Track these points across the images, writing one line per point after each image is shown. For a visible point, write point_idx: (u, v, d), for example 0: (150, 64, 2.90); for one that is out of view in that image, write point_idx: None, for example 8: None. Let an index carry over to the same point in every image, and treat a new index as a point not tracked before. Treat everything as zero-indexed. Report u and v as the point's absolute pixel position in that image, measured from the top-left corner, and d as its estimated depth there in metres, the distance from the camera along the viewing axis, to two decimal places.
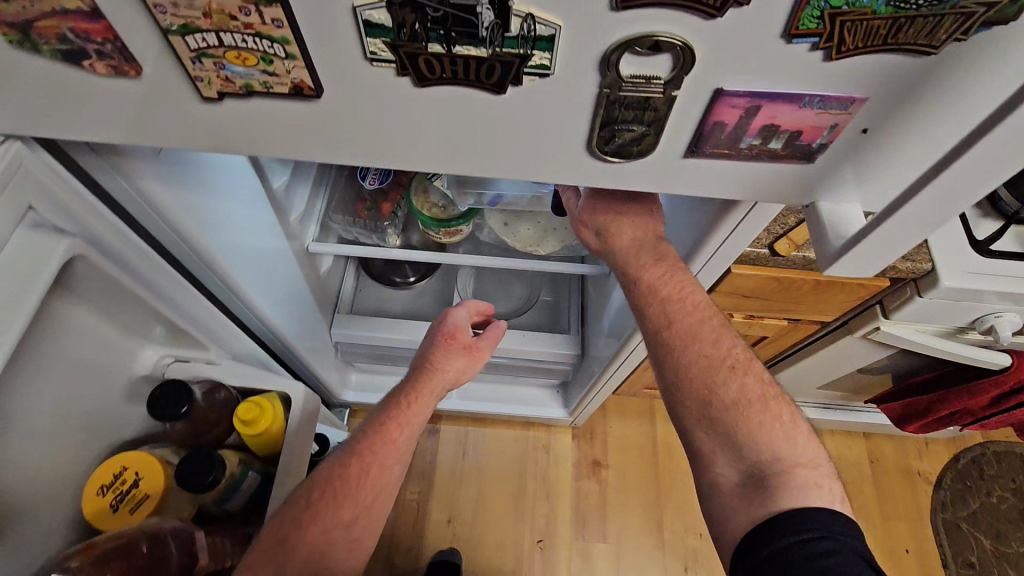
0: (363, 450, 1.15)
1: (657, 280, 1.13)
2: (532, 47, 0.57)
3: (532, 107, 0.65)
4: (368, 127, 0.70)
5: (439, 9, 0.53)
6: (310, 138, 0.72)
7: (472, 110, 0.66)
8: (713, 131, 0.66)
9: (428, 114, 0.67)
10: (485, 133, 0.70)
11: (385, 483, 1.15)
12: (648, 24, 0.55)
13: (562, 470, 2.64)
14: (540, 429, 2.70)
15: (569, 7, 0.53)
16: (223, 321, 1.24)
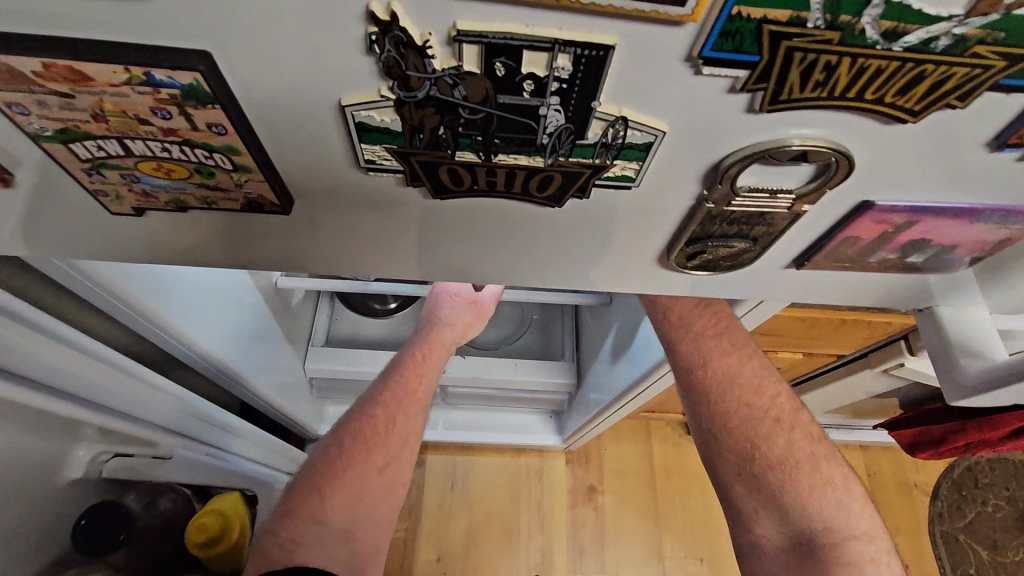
0: (387, 394, 0.86)
1: (689, 311, 0.75)
2: (614, 157, 0.38)
3: (600, 216, 0.46)
4: (364, 238, 0.50)
5: (481, 111, 0.34)
6: (281, 252, 0.52)
7: (512, 220, 0.47)
8: (838, 245, 0.48)
9: (444, 224, 0.48)
10: (520, 243, 0.50)
11: (416, 429, 0.86)
12: (795, 129, 0.36)
13: (558, 508, 1.76)
14: (531, 455, 1.81)
15: (686, 105, 0.34)
16: (187, 407, 0.90)
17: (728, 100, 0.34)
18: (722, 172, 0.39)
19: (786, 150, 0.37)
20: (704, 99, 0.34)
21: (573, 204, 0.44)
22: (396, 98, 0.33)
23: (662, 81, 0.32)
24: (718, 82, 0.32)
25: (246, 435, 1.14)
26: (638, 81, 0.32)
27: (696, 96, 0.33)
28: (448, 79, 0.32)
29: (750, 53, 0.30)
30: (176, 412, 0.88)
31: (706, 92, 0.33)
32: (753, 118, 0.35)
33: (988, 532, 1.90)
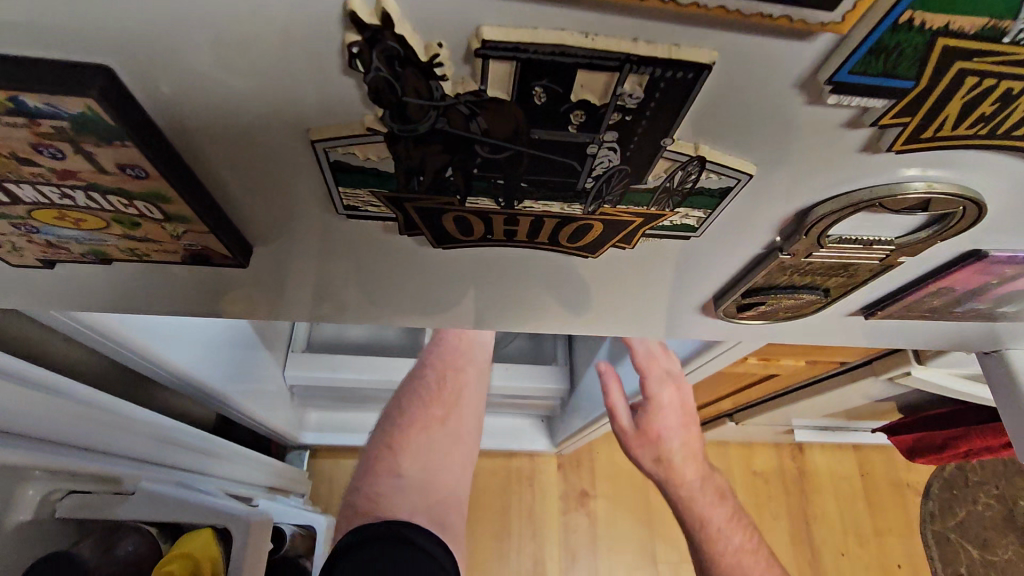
0: (435, 351, 0.84)
1: (724, 523, 0.83)
2: (675, 204, 0.29)
3: (644, 266, 0.37)
4: (346, 285, 0.40)
5: (507, 148, 0.24)
6: (244, 303, 0.42)
7: (532, 269, 0.37)
8: (922, 295, 0.40)
9: (445, 273, 0.38)
10: (537, 291, 0.41)
11: (476, 381, 0.84)
12: (917, 172, 0.27)
13: (552, 517, 1.53)
14: (523, 459, 1.56)
15: (788, 143, 0.25)
16: (181, 434, 0.75)
17: (845, 137, 0.25)
18: (813, 221, 0.30)
19: (901, 197, 0.28)
20: (813, 135, 0.25)
21: (611, 254, 0.35)
22: (388, 133, 0.23)
23: (764, 112, 0.23)
24: (840, 115, 0.23)
25: (242, 459, 0.99)
26: (730, 112, 0.23)
27: (804, 131, 0.24)
28: (462, 108, 0.22)
29: (903, 79, 0.21)
30: (174, 444, 0.73)
31: (819, 126, 0.24)
32: (871, 159, 0.26)
33: (978, 529, 1.60)
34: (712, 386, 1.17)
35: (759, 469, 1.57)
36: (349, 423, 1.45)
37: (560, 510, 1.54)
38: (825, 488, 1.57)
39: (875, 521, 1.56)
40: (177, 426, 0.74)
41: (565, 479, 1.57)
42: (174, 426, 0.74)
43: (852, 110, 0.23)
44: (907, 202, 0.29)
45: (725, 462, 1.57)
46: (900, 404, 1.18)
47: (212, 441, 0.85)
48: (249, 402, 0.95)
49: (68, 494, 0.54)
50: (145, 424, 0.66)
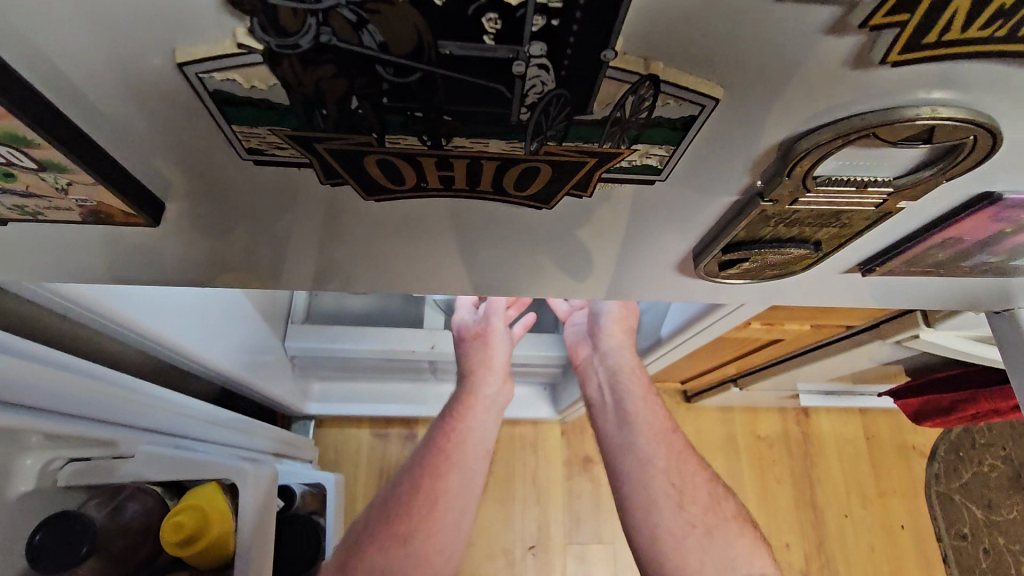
0: (421, 459, 0.84)
1: (678, 451, 0.84)
2: (632, 140, 0.25)
3: (626, 223, 0.33)
4: (320, 255, 0.37)
5: (416, 69, 0.20)
6: (232, 279, 0.40)
7: (494, 229, 0.34)
8: (926, 249, 0.36)
9: (388, 236, 0.34)
10: (497, 253, 0.37)
11: (461, 487, 0.82)
12: (921, 93, 0.23)
13: (555, 483, 1.52)
14: (526, 426, 1.55)
15: (763, 59, 0.21)
16: (189, 409, 0.72)
17: (834, 48, 0.20)
18: (797, 158, 0.26)
19: (900, 126, 0.24)
20: (792, 46, 0.20)
21: (569, 206, 0.31)
22: (268, 49, 0.19)
23: (728, 11, 0.19)
24: (820, 16, 0.19)
25: (247, 430, 0.95)
26: (686, 14, 0.19)
27: (780, 40, 0.20)
28: (346, 13, 0.18)
29: None
30: (183, 416, 0.70)
31: (797, 34, 0.20)
32: (864, 79, 0.22)
33: (981, 491, 1.56)
34: (713, 352, 1.14)
35: (765, 434, 1.55)
36: (354, 394, 1.43)
37: (564, 476, 1.53)
38: (830, 452, 1.55)
39: (879, 483, 1.54)
40: (181, 402, 0.71)
41: (568, 445, 1.55)
42: (178, 397, 0.71)
43: (836, 7, 0.19)
44: (908, 133, 0.24)
45: (727, 429, 1.55)
46: (910, 367, 1.13)
47: (220, 419, 0.82)
48: (253, 376, 0.92)
49: (70, 463, 0.48)
50: (143, 395, 0.61)
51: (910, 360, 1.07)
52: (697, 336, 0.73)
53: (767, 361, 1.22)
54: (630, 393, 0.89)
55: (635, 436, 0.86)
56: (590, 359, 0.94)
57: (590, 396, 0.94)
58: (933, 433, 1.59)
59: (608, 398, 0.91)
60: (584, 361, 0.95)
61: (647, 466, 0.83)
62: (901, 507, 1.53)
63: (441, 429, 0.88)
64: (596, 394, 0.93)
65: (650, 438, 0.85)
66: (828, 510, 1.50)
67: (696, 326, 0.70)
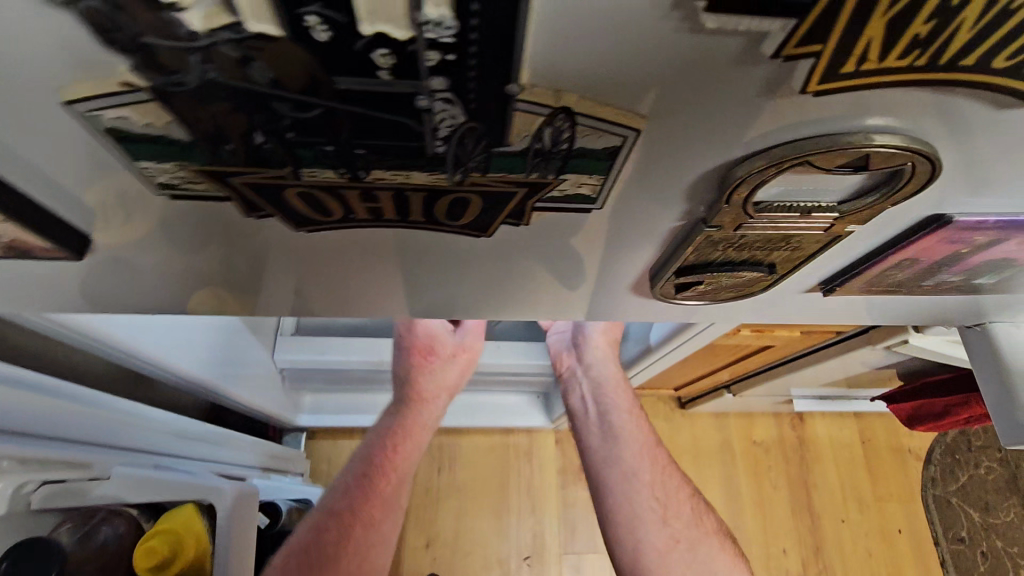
0: (341, 500, 0.73)
1: (661, 465, 0.83)
2: (559, 170, 0.24)
3: (587, 245, 0.31)
4: (284, 284, 0.36)
5: (315, 105, 0.19)
6: (209, 295, 0.38)
7: (440, 256, 0.33)
8: (884, 269, 0.35)
9: (329, 263, 0.33)
10: (447, 280, 0.36)
11: (381, 515, 0.75)
12: (852, 120, 0.22)
13: (552, 491, 1.38)
14: (520, 434, 1.41)
15: (682, 88, 0.20)
16: (166, 424, 0.70)
17: (753, 79, 0.19)
18: (733, 185, 0.25)
19: (835, 153, 0.23)
20: (709, 76, 0.19)
21: (510, 234, 0.30)
22: (155, 88, 0.18)
23: (635, 44, 0.18)
24: (733, 48, 0.18)
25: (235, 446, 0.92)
26: (591, 48, 0.18)
27: (697, 70, 0.19)
28: (229, 50, 0.17)
29: None
30: (158, 433, 0.68)
31: (712, 65, 0.19)
32: (791, 108, 0.21)
33: (979, 493, 1.54)
34: (703, 359, 1.12)
35: (760, 438, 1.53)
36: (344, 405, 1.40)
37: (559, 484, 1.39)
38: (825, 457, 1.53)
39: (875, 488, 1.52)
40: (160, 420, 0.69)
41: (564, 456, 1.40)
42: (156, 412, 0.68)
43: (748, 40, 0.18)
44: (844, 160, 0.23)
45: (722, 434, 1.53)
46: (900, 372, 1.12)
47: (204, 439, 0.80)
48: (241, 390, 0.89)
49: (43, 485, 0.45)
50: (122, 417, 0.60)
51: (900, 365, 1.06)
52: (682, 344, 0.72)
53: (757, 367, 1.21)
54: (615, 406, 0.88)
55: (620, 449, 0.84)
56: (573, 369, 0.93)
57: (572, 406, 0.92)
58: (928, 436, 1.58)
59: (591, 409, 0.89)
60: (567, 370, 0.94)
61: (632, 479, 0.81)
62: (896, 510, 1.51)
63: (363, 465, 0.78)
64: (579, 405, 0.91)
65: (637, 454, 0.83)
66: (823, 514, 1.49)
67: (678, 336, 0.68)
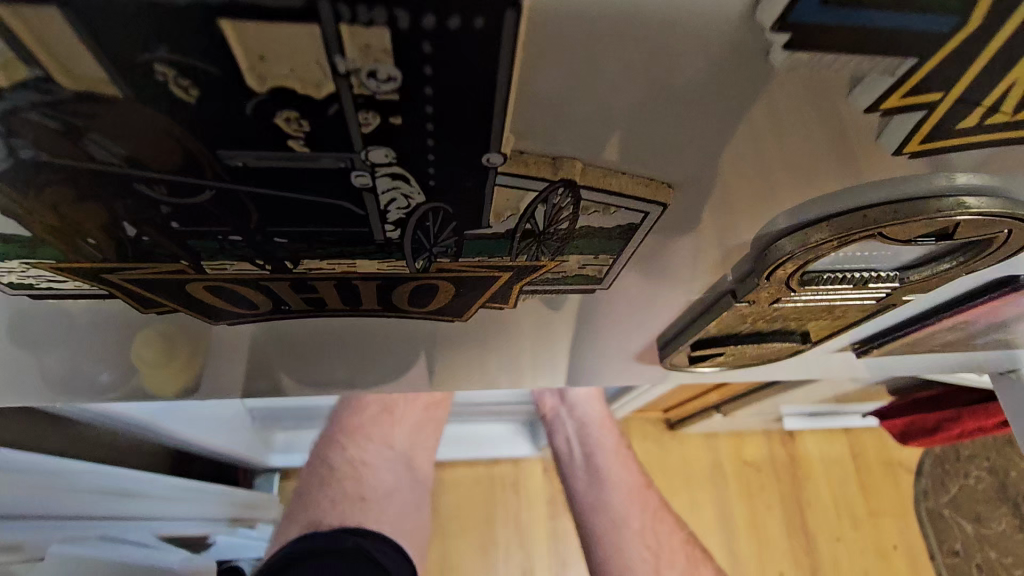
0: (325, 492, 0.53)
1: (654, 508, 0.70)
2: (555, 251, 0.18)
3: (572, 328, 0.26)
4: (235, 361, 0.26)
5: (203, 187, 0.13)
6: (150, 339, 0.23)
7: (412, 345, 0.26)
8: (929, 333, 0.30)
9: (263, 356, 0.26)
10: (410, 370, 0.29)
11: (417, 424, 0.59)
12: (939, 179, 0.17)
13: (538, 522, 0.97)
14: (505, 463, 0.98)
15: (739, 140, 0.14)
16: (60, 477, 0.42)
17: (837, 120, 0.14)
18: (778, 261, 0.19)
19: (916, 223, 0.18)
20: (778, 124, 0.14)
21: (492, 317, 0.24)
22: None
23: (690, 86, 0.12)
24: (820, 86, 0.13)
25: (212, 498, 0.67)
26: (636, 87, 0.12)
27: (763, 118, 0.13)
28: (43, 118, 0.11)
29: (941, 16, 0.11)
30: (43, 489, 0.40)
31: (785, 109, 0.13)
32: (877, 161, 0.15)
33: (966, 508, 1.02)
34: None
35: (750, 457, 1.03)
36: None
37: (547, 515, 0.97)
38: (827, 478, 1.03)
39: (869, 500, 1.03)
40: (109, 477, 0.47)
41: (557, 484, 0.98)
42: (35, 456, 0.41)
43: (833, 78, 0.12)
44: (924, 231, 0.18)
45: (711, 456, 1.02)
46: None
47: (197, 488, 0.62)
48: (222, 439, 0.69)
49: None
50: None
51: None
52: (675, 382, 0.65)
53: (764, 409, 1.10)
54: (602, 448, 0.73)
55: (607, 492, 0.70)
56: (556, 408, 0.75)
57: (556, 447, 0.75)
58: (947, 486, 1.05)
59: (577, 452, 0.74)
60: (551, 408, 0.76)
61: (622, 529, 0.67)
62: (892, 523, 1.02)
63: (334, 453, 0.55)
64: (562, 447, 0.75)
65: (625, 498, 0.69)
66: (820, 536, 1.00)
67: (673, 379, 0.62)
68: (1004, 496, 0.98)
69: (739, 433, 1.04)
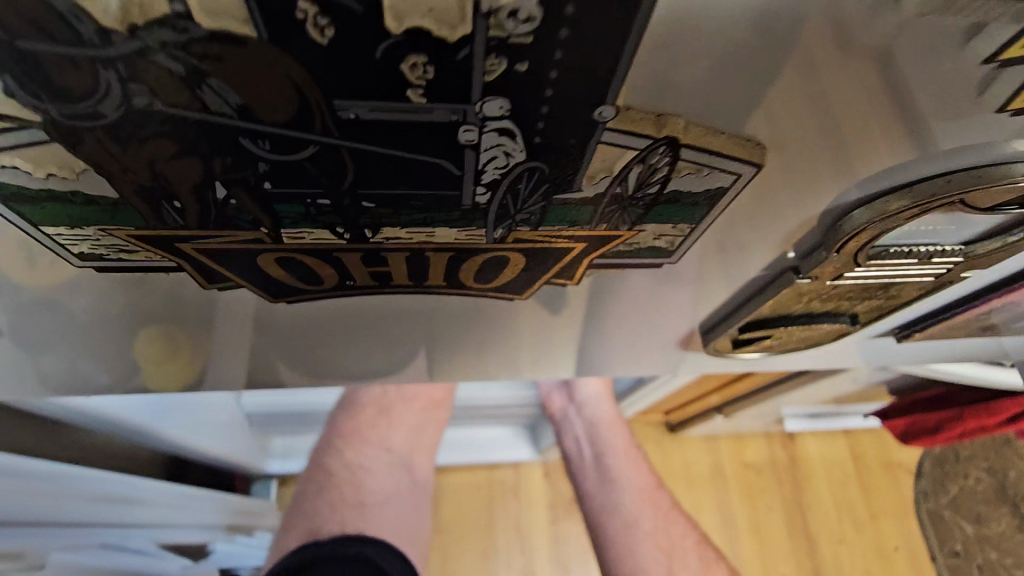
0: (327, 499, 0.52)
1: (667, 508, 0.69)
2: (635, 221, 0.18)
3: (608, 313, 0.24)
4: (236, 361, 0.25)
5: (306, 143, 0.13)
6: (154, 337, 0.23)
7: (442, 330, 0.25)
8: (975, 315, 0.30)
9: (301, 350, 0.25)
10: (450, 366, 0.28)
11: (417, 425, 0.58)
12: (1021, 145, 0.17)
13: (538, 526, 0.96)
14: (507, 467, 0.98)
15: (806, 109, 0.14)
16: (59, 481, 0.40)
17: (896, 88, 0.14)
18: (851, 233, 0.19)
19: (997, 189, 0.17)
20: (838, 92, 0.14)
21: (553, 300, 0.23)
22: (53, 119, 0.12)
23: (756, 51, 0.12)
24: (884, 46, 0.13)
25: (208, 504, 0.65)
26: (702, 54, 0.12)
27: (827, 82, 0.14)
28: (167, 61, 0.11)
29: None
30: (40, 496, 0.39)
31: (849, 74, 0.13)
32: (931, 130, 0.16)
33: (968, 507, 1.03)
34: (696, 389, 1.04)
35: (750, 460, 1.02)
36: None
37: (548, 520, 0.97)
38: (819, 479, 1.02)
39: (870, 501, 1.02)
40: (108, 482, 0.46)
41: (558, 488, 0.97)
42: (32, 460, 0.39)
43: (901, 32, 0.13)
44: (1002, 198, 0.18)
45: (712, 458, 1.01)
46: None
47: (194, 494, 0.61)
48: (218, 442, 0.68)
49: None
50: None
51: None
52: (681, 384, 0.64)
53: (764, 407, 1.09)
54: (610, 448, 0.72)
55: (617, 493, 0.69)
56: (563, 410, 0.74)
57: (565, 449, 0.75)
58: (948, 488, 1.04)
59: (586, 453, 0.73)
60: (559, 410, 0.75)
61: (633, 530, 0.66)
62: (892, 524, 1.02)
63: (332, 463, 0.55)
64: (571, 447, 0.75)
65: (636, 497, 0.69)
66: (820, 537, 1.00)
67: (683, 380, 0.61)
68: (1004, 497, 0.98)
69: (739, 436, 1.03)
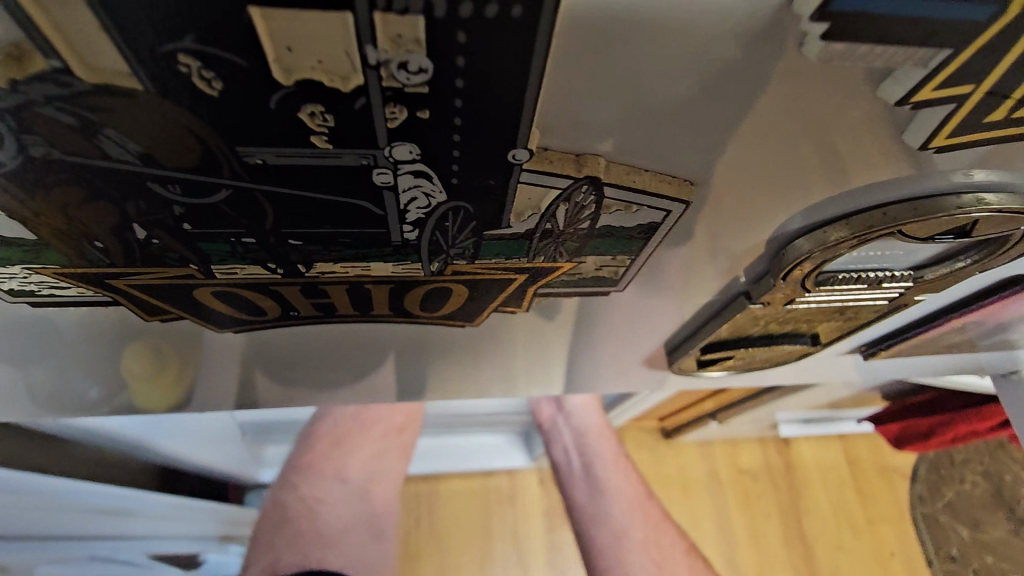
0: (288, 529, 0.50)
1: (657, 517, 0.69)
2: (574, 253, 0.18)
3: (570, 334, 0.24)
4: (229, 374, 0.25)
5: (218, 187, 0.13)
6: (143, 352, 0.22)
7: (398, 352, 0.25)
8: (939, 333, 0.30)
9: (261, 370, 0.25)
10: (413, 383, 0.28)
11: (376, 452, 0.58)
12: (958, 176, 0.17)
13: (535, 535, 0.95)
14: (501, 475, 0.97)
15: (727, 147, 0.14)
16: (38, 497, 0.39)
17: (823, 127, 0.14)
18: (795, 261, 0.19)
19: (935, 221, 0.17)
20: (719, 139, 0.14)
21: (505, 323, 0.23)
22: None
23: (636, 108, 0.12)
24: (752, 92, 0.13)
25: (200, 516, 0.63)
26: (608, 101, 0.12)
27: (726, 124, 0.13)
28: (57, 114, 0.10)
29: (982, 5, 0.11)
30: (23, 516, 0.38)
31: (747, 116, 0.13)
32: (828, 170, 0.15)
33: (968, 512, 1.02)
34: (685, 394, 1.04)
35: (744, 466, 1.02)
36: None
37: (544, 527, 0.96)
38: (812, 483, 1.01)
39: (865, 506, 1.00)
40: (107, 494, 0.45)
41: (552, 497, 0.97)
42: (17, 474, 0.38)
43: (791, 75, 0.12)
44: (943, 228, 0.18)
45: (706, 464, 1.01)
46: None
47: (190, 508, 0.60)
48: (214, 456, 0.68)
49: None
50: None
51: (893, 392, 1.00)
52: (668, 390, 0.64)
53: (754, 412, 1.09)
54: (599, 458, 0.72)
55: (608, 503, 0.69)
56: (553, 420, 0.74)
57: (555, 458, 0.75)
58: (947, 492, 1.02)
59: (575, 463, 0.73)
60: (548, 419, 0.74)
61: (622, 540, 0.66)
62: (890, 529, 1.00)
63: (291, 496, 0.54)
64: (560, 457, 0.74)
65: (626, 508, 0.68)
66: (816, 543, 0.98)
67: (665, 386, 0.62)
68: (1001, 501, 1.00)
69: (733, 441, 1.02)
